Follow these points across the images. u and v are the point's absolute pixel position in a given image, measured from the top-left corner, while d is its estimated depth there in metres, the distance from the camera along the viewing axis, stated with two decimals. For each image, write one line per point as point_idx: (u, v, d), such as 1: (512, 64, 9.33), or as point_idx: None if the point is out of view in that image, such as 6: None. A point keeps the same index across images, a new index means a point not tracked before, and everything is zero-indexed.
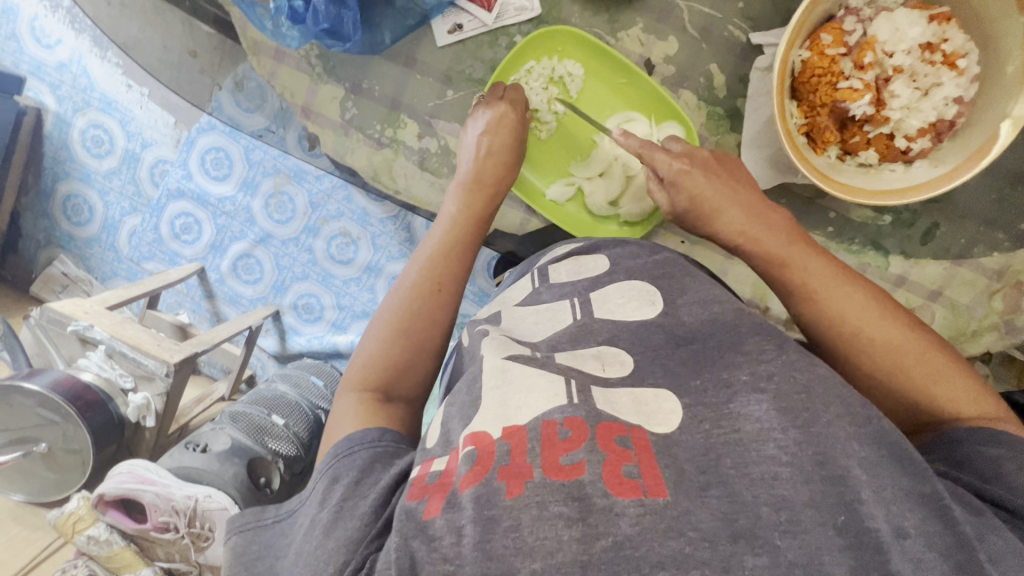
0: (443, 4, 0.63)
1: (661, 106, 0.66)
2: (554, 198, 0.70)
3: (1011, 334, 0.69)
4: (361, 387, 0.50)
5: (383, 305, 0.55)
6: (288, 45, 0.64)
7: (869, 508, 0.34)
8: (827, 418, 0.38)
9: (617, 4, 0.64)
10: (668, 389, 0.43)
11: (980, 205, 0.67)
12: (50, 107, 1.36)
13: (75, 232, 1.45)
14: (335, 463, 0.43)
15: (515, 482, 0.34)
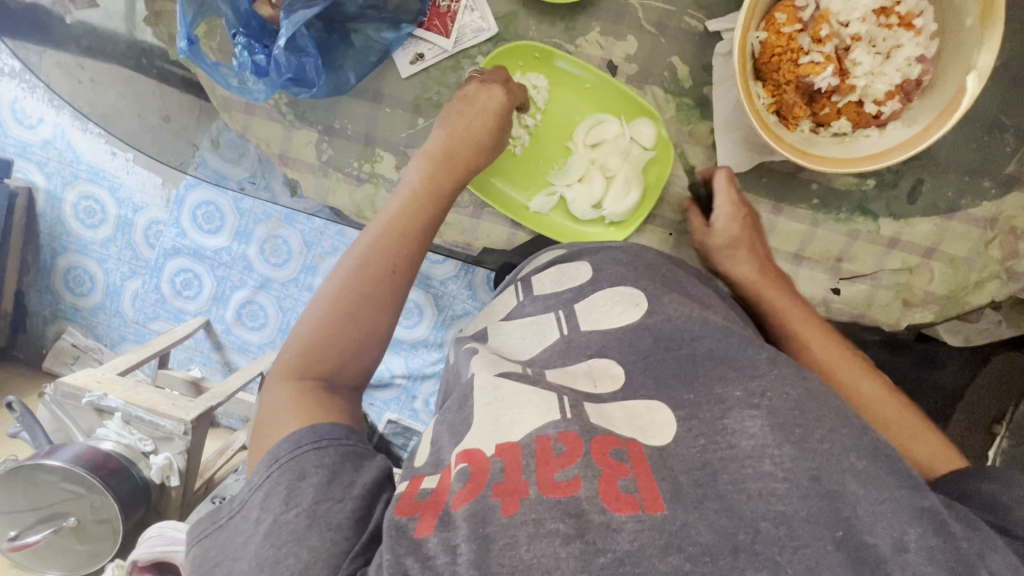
0: (402, 37, 0.64)
1: (629, 104, 0.66)
2: (537, 210, 0.70)
3: (1013, 280, 0.69)
4: (301, 370, 0.50)
5: (331, 279, 0.54)
6: (253, 98, 0.61)
7: (866, 525, 0.37)
8: (820, 434, 0.43)
9: (571, 12, 0.65)
10: (661, 401, 0.48)
11: (961, 157, 0.67)
12: (39, 184, 1.39)
13: (79, 302, 1.47)
14: (297, 457, 0.44)
15: (509, 501, 0.38)
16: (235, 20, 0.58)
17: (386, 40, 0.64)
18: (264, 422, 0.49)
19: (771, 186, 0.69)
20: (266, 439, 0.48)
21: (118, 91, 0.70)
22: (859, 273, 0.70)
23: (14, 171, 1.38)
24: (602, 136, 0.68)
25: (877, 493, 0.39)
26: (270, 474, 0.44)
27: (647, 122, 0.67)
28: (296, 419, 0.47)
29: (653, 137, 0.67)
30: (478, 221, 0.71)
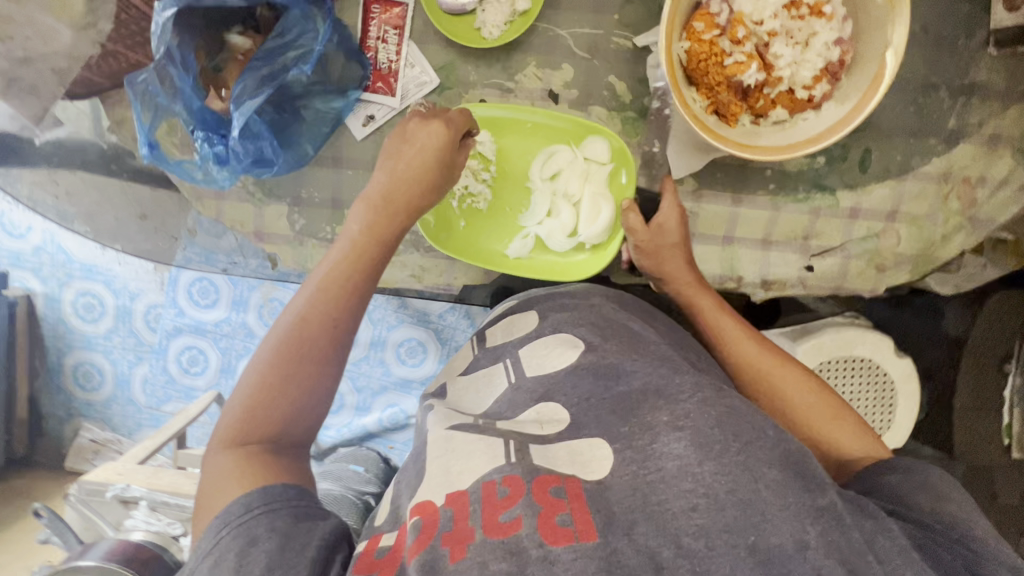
0: (351, 103, 0.67)
1: (574, 131, 0.68)
2: (517, 255, 0.72)
3: (978, 228, 0.71)
4: (243, 434, 0.50)
5: (273, 334, 0.53)
6: (218, 186, 0.65)
7: (773, 527, 0.42)
8: (738, 448, 0.46)
9: (506, 52, 0.67)
10: (601, 437, 0.51)
11: (903, 120, 0.69)
12: (36, 290, 1.41)
13: (91, 398, 1.49)
14: (246, 520, 0.45)
15: (456, 547, 0.42)
16: (190, 117, 0.60)
17: (336, 108, 0.66)
18: (208, 491, 0.48)
19: (724, 180, 0.71)
20: (210, 507, 0.47)
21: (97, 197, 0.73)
22: (829, 247, 0.72)
23: (12, 281, 1.40)
24: (557, 167, 0.70)
25: (782, 497, 0.44)
26: (215, 545, 0.44)
27: (597, 139, 0.68)
28: (238, 487, 0.47)
29: (607, 151, 0.68)
30: (453, 261, 0.74)
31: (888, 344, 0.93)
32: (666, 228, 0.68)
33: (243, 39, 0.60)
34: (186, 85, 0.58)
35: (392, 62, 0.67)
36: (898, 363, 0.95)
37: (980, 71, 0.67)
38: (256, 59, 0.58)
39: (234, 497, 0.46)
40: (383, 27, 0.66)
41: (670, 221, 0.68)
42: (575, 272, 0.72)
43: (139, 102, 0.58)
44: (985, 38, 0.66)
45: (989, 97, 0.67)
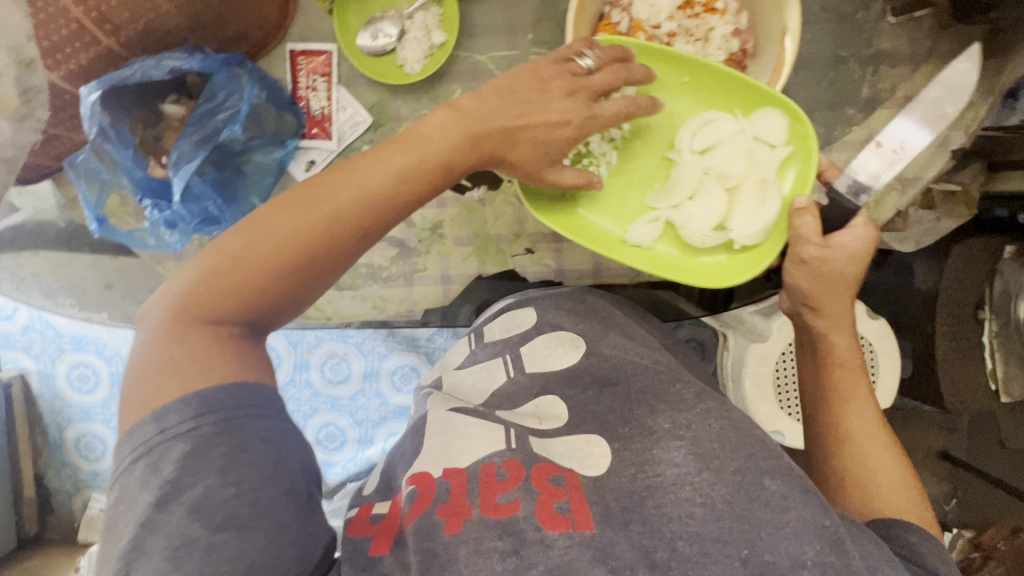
0: (291, 151, 0.70)
1: (747, 97, 0.61)
2: (639, 240, 0.65)
3: (908, 186, 0.73)
4: (223, 311, 0.46)
5: (265, 221, 0.47)
6: (171, 248, 0.67)
7: (767, 544, 0.46)
8: (734, 465, 0.50)
9: (431, 82, 0.70)
10: (599, 435, 0.57)
11: (817, 95, 0.72)
12: (30, 368, 1.45)
13: (96, 468, 1.48)
14: (199, 421, 0.42)
15: (453, 521, 0.47)
16: (136, 188, 0.63)
17: (277, 158, 0.69)
18: (141, 362, 0.45)
19: None
20: (147, 372, 0.44)
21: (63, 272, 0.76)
22: None
23: (5, 363, 1.45)
24: (715, 139, 0.63)
25: (781, 515, 0.47)
26: (193, 430, 0.42)
27: (772, 114, 0.60)
28: (173, 386, 0.43)
29: (784, 131, 0.60)
30: (410, 287, 0.76)
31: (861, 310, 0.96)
32: (850, 261, 0.59)
33: (178, 107, 0.64)
34: (127, 159, 0.61)
35: (324, 108, 0.70)
36: (873, 325, 0.97)
37: (883, 40, 0.70)
38: (188, 126, 0.61)
39: (178, 395, 0.43)
40: (311, 77, 0.69)
41: (857, 252, 0.59)
42: (706, 276, 0.64)
43: (83, 180, 0.60)
44: (882, 9, 0.69)
45: (897, 64, 0.70)
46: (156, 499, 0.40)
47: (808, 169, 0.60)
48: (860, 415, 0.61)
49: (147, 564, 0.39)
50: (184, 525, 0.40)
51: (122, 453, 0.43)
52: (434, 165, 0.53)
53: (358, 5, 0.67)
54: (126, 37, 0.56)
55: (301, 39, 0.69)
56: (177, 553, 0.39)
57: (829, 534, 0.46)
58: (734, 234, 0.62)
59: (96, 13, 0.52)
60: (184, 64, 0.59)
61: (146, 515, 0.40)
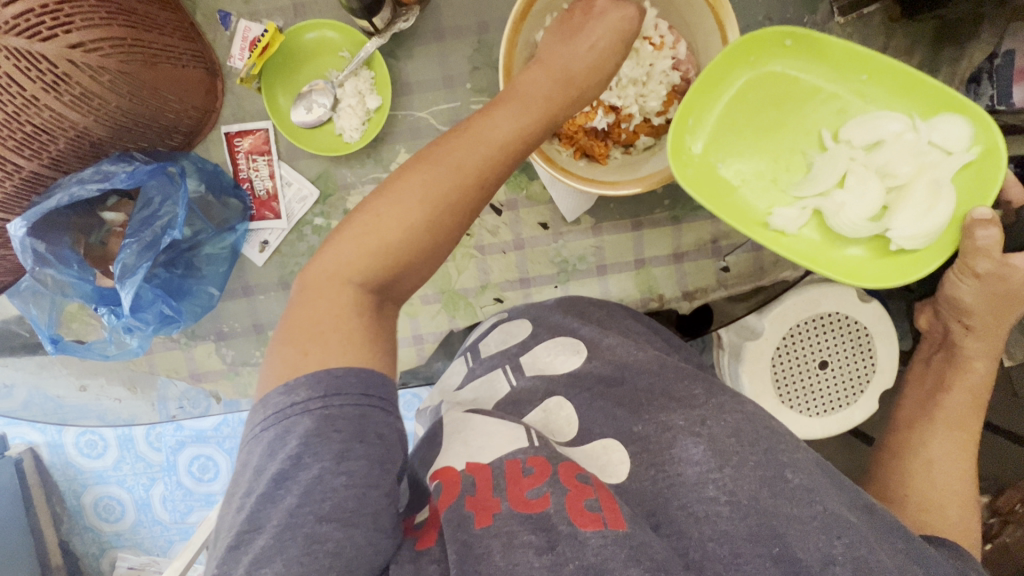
0: (242, 234, 0.69)
1: (932, 97, 0.55)
2: (782, 226, 0.59)
3: None
4: (366, 277, 0.44)
5: (406, 182, 0.45)
6: (133, 353, 0.66)
7: (796, 541, 0.45)
8: (752, 460, 0.50)
9: (373, 145, 0.68)
10: (615, 438, 0.55)
11: None
12: (38, 440, 1.30)
13: (120, 530, 1.35)
14: (319, 399, 0.40)
15: (484, 513, 0.46)
16: (88, 299, 0.63)
17: (229, 244, 0.68)
18: (290, 326, 0.43)
19: (621, 210, 0.72)
20: (287, 338, 0.43)
21: (43, 375, 0.76)
22: (738, 244, 0.71)
23: (10, 439, 1.30)
24: (883, 135, 0.57)
25: (809, 508, 0.47)
26: (319, 410, 0.40)
27: (954, 120, 0.54)
28: (298, 366, 0.41)
29: (968, 138, 0.54)
30: (383, 351, 0.75)
31: (850, 294, 0.90)
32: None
33: (117, 213, 0.63)
34: (71, 276, 0.61)
35: (269, 187, 0.69)
36: (866, 308, 0.91)
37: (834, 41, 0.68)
38: (127, 237, 0.60)
39: (310, 369, 0.41)
40: (251, 158, 0.68)
41: None
42: (854, 269, 0.58)
43: (32, 306, 0.63)
44: (829, 9, 0.67)
45: None
46: (277, 472, 0.39)
47: (994, 179, 0.54)
48: (947, 446, 0.61)
49: (258, 538, 0.38)
50: (295, 507, 0.38)
51: (253, 421, 0.41)
52: (533, 127, 0.48)
53: (287, 82, 0.67)
54: (51, 156, 0.54)
55: (236, 120, 0.67)
56: (283, 535, 0.37)
57: (855, 531, 0.46)
58: (893, 233, 0.56)
59: (12, 141, 0.50)
60: (107, 183, 0.57)
61: (263, 490, 0.39)
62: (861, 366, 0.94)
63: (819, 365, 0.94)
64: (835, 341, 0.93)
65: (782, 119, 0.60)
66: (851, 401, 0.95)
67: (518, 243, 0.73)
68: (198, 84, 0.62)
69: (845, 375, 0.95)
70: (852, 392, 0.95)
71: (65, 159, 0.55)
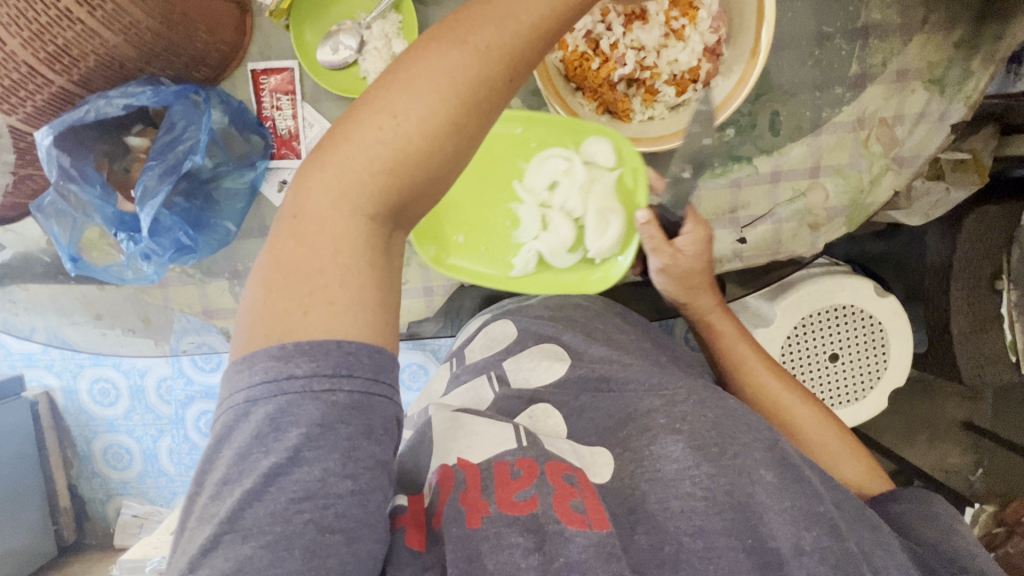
0: (262, 172, 0.70)
1: (573, 129, 0.63)
2: (518, 276, 0.67)
3: (905, 165, 0.69)
4: (373, 205, 0.37)
5: (419, 69, 0.36)
6: (149, 281, 0.69)
7: (771, 531, 0.46)
8: (733, 451, 0.50)
9: None
10: (603, 446, 0.54)
11: (801, 76, 0.68)
12: (55, 385, 1.33)
13: (126, 476, 1.39)
14: (320, 385, 0.35)
15: (473, 514, 0.44)
16: (109, 223, 0.64)
17: (248, 180, 0.69)
18: (275, 268, 0.36)
19: None
20: (280, 280, 0.36)
21: (59, 303, 0.78)
22: (757, 216, 0.71)
23: (29, 381, 1.33)
24: (554, 174, 0.65)
25: (777, 502, 0.47)
26: (325, 395, 0.35)
27: (599, 140, 0.63)
28: (298, 316, 0.35)
29: (614, 154, 0.63)
30: None
31: (869, 289, 0.88)
32: (693, 256, 0.62)
33: (142, 139, 0.65)
34: (93, 197, 0.62)
35: (291, 127, 0.70)
36: (882, 303, 0.90)
37: (871, 12, 0.66)
38: (149, 160, 0.61)
39: (317, 322, 0.35)
40: (275, 96, 0.69)
41: (701, 248, 0.62)
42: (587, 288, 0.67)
43: (55, 223, 0.63)
44: None
45: (887, 36, 0.66)
46: (270, 467, 0.35)
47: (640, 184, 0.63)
48: (755, 381, 0.69)
49: (246, 537, 0.34)
50: (291, 504, 0.35)
51: (236, 386, 0.36)
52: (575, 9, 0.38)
53: (316, 22, 0.67)
54: (80, 74, 0.53)
55: (262, 58, 0.68)
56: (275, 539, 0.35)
57: (825, 520, 0.48)
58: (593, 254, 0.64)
59: (44, 55, 0.49)
60: (134, 100, 0.58)
61: (252, 483, 0.35)
62: (869, 362, 0.92)
63: (829, 357, 0.93)
64: (847, 334, 0.92)
65: (462, 188, 0.66)
66: (860, 395, 0.94)
67: None
68: (227, 19, 0.62)
69: (856, 369, 0.93)
70: (863, 386, 0.93)
71: (93, 78, 0.55)
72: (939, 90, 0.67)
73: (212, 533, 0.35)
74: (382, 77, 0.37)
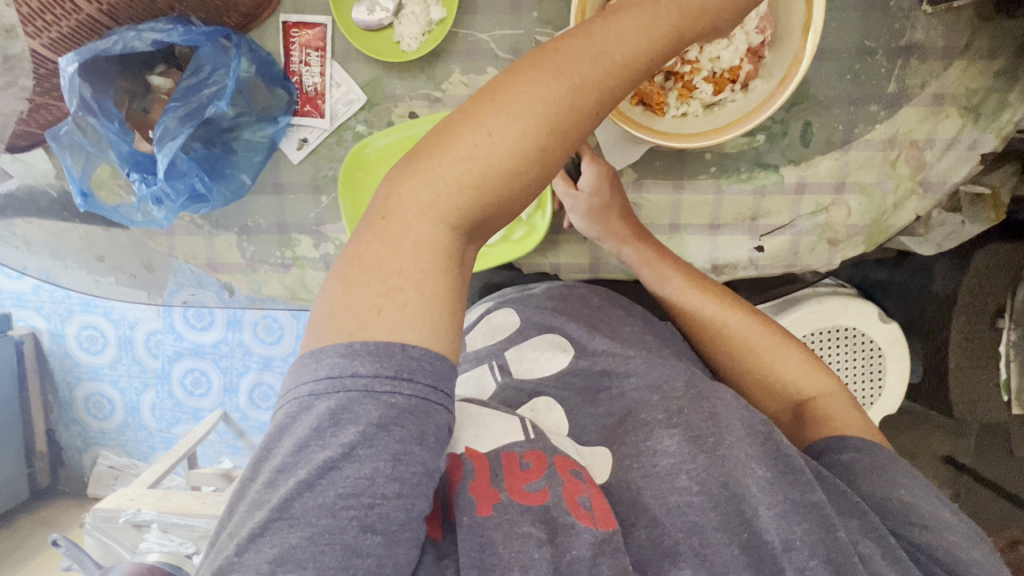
0: (282, 128, 0.68)
1: None
2: None
3: (931, 191, 0.69)
4: (455, 217, 0.36)
5: (514, 91, 0.35)
6: (158, 225, 0.68)
7: (762, 524, 0.44)
8: (728, 442, 0.47)
9: (429, 63, 0.67)
10: (602, 445, 0.52)
11: (839, 89, 0.67)
12: (41, 327, 1.30)
13: (106, 427, 1.37)
14: (389, 386, 0.33)
15: (484, 502, 0.42)
16: (123, 161, 0.62)
17: (268, 134, 0.68)
18: (354, 267, 0.35)
19: (665, 169, 0.71)
20: (355, 281, 0.35)
21: (56, 242, 0.75)
22: (777, 226, 0.71)
23: (15, 320, 1.30)
24: None
25: (784, 487, 0.46)
26: (387, 394, 0.33)
27: None
28: (371, 319, 0.34)
29: None
30: None
31: (874, 312, 0.88)
32: (596, 191, 0.66)
33: (164, 79, 0.63)
34: (110, 133, 0.59)
35: (317, 84, 0.68)
36: (884, 328, 0.89)
37: (916, 31, 0.65)
38: (172, 101, 0.59)
39: (389, 328, 0.34)
40: (305, 51, 0.67)
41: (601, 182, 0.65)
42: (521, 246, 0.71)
43: (68, 155, 0.61)
44: None
45: (929, 58, 0.66)
46: (325, 461, 0.33)
47: None
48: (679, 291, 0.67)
49: (291, 530, 0.33)
50: (338, 501, 0.33)
51: (301, 378, 0.35)
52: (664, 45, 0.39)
53: None
54: (110, 3, 0.53)
55: (295, 11, 0.66)
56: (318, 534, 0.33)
57: (812, 506, 0.46)
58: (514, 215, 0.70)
59: None
60: (164, 36, 0.57)
61: (305, 474, 0.33)
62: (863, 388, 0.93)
63: None
64: (846, 357, 0.92)
65: None
66: None
67: None
68: None
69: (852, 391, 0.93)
70: None
71: (120, 9, 0.54)
72: (973, 119, 0.66)
73: (261, 521, 0.33)
74: (477, 94, 0.36)
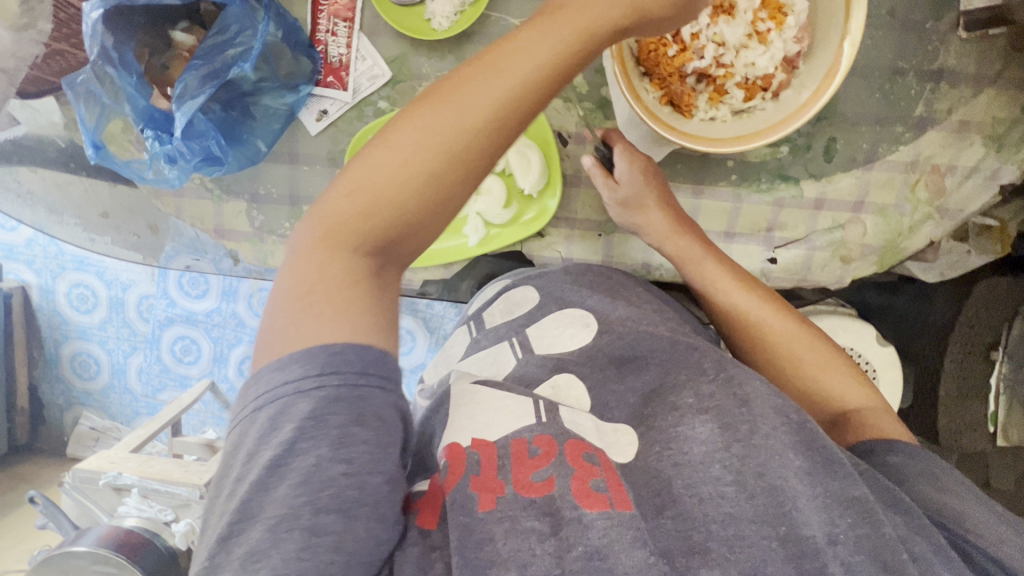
0: (303, 97, 0.67)
1: None
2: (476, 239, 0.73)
3: (948, 217, 0.69)
4: (369, 241, 0.39)
5: (420, 122, 0.39)
6: (169, 185, 0.66)
7: (804, 518, 0.44)
8: (766, 432, 0.48)
9: (458, 43, 0.66)
10: (626, 423, 0.53)
11: (867, 107, 0.67)
12: (32, 282, 1.28)
13: (90, 388, 1.35)
14: (321, 383, 0.36)
15: (485, 496, 0.43)
16: (138, 117, 0.61)
17: (288, 103, 0.66)
18: (288, 286, 0.39)
19: (685, 173, 0.71)
20: (288, 300, 0.38)
21: (58, 195, 0.74)
22: (792, 239, 0.71)
23: (6, 272, 1.28)
24: None
25: (811, 486, 0.45)
26: (314, 390, 0.36)
27: None
28: (294, 335, 0.37)
29: None
30: None
31: (873, 334, 0.89)
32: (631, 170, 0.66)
33: (187, 36, 0.61)
34: (128, 86, 0.59)
35: (342, 56, 0.66)
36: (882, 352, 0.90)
37: (948, 56, 0.65)
38: (195, 58, 0.59)
39: (306, 342, 0.37)
40: (333, 20, 0.65)
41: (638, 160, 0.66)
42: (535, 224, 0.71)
43: (82, 105, 0.60)
44: (955, 20, 0.64)
45: (959, 84, 0.65)
46: (272, 459, 0.35)
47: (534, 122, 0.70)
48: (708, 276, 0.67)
49: (252, 528, 0.34)
50: (292, 497, 0.34)
51: (246, 398, 0.38)
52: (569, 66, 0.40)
53: None
54: None
55: None
56: (279, 526, 0.34)
57: (858, 504, 0.44)
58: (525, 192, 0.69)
59: None
60: None
61: (257, 476, 0.35)
62: None
63: None
64: None
65: None
66: None
67: (574, 184, 0.72)
68: None
69: None
70: None
71: None
72: (996, 148, 0.66)
73: (227, 525, 0.35)
74: (384, 131, 0.40)
